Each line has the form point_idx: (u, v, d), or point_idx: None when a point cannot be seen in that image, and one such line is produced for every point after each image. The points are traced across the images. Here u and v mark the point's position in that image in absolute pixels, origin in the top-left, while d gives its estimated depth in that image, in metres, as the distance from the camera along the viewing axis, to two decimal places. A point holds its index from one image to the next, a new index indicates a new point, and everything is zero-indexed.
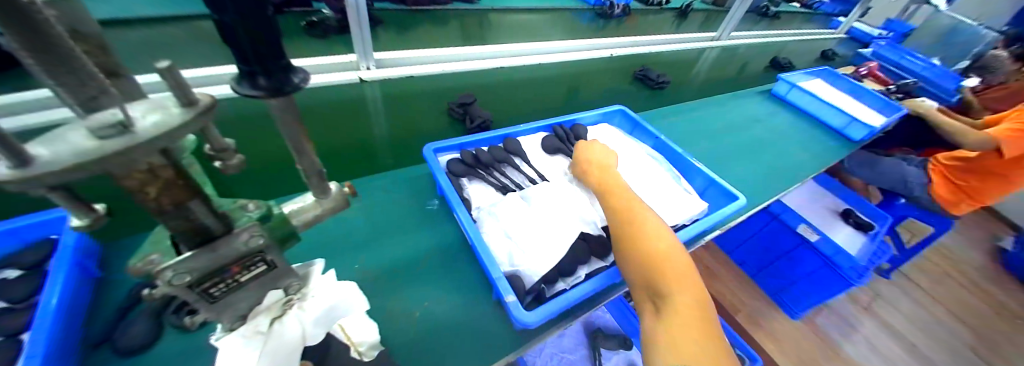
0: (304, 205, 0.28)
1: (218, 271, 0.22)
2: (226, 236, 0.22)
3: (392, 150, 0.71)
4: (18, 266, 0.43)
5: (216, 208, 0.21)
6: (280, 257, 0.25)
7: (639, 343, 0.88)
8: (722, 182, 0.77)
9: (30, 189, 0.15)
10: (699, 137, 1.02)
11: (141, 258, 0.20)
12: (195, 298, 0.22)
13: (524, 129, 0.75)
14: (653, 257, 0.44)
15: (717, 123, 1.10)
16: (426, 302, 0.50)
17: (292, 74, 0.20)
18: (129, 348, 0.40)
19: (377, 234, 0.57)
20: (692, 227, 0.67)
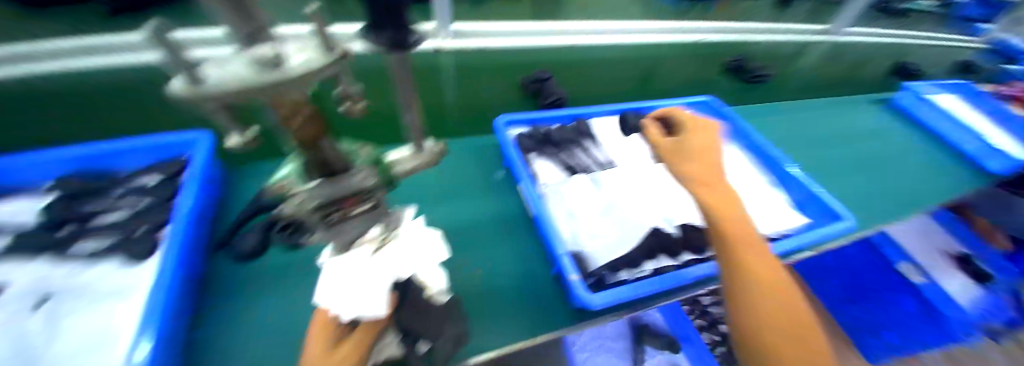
0: (404, 156, 0.28)
1: (336, 202, 0.24)
2: (345, 173, 0.23)
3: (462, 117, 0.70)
4: (163, 174, 0.52)
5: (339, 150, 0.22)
6: (382, 198, 0.28)
7: (688, 350, 0.80)
8: (827, 198, 0.67)
9: (204, 111, 0.15)
10: (797, 144, 0.89)
11: (280, 181, 0.24)
12: (318, 222, 0.25)
13: (600, 111, 0.72)
14: (780, 308, 0.38)
15: (823, 131, 0.95)
16: (481, 267, 0.52)
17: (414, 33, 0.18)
18: (245, 252, 0.49)
19: (444, 196, 0.61)
20: (784, 241, 0.59)
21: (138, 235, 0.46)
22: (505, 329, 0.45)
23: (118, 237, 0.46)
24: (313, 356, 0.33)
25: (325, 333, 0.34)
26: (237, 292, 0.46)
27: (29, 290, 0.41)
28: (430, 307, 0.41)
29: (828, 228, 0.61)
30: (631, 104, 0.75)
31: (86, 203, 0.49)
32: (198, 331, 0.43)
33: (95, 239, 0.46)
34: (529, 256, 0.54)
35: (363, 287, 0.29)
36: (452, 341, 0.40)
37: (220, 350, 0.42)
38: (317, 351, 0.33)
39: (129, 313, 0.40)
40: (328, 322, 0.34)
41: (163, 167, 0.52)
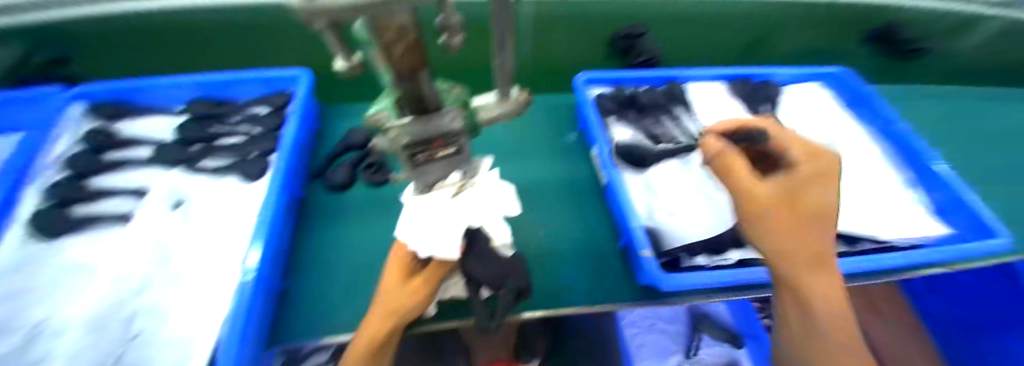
0: (489, 103, 0.26)
1: (426, 142, 0.23)
2: (436, 112, 0.22)
3: (541, 74, 0.66)
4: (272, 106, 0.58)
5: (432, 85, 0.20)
6: (466, 144, 0.26)
7: (750, 347, 0.75)
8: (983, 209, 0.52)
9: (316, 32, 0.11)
10: (949, 139, 0.72)
11: (375, 113, 0.22)
12: (405, 159, 0.24)
13: (698, 74, 0.62)
14: (827, 335, 0.35)
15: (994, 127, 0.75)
16: (543, 228, 0.51)
17: None
18: (336, 184, 0.54)
19: (515, 153, 0.60)
20: (920, 252, 0.47)
21: (251, 157, 0.53)
22: (560, 292, 0.45)
23: (230, 159, 0.54)
24: (391, 284, 0.37)
25: (402, 266, 0.38)
26: (327, 217, 0.53)
27: (180, 191, 0.51)
28: (494, 256, 0.39)
29: (972, 245, 0.48)
30: (738, 69, 0.64)
31: (215, 124, 0.58)
32: (297, 245, 0.50)
33: (214, 158, 0.55)
34: (593, 225, 0.52)
35: (442, 229, 0.31)
36: (514, 294, 0.40)
37: (312, 264, 0.48)
38: (395, 281, 0.37)
39: (247, 221, 0.48)
40: (405, 257, 0.38)
41: (271, 99, 0.59)
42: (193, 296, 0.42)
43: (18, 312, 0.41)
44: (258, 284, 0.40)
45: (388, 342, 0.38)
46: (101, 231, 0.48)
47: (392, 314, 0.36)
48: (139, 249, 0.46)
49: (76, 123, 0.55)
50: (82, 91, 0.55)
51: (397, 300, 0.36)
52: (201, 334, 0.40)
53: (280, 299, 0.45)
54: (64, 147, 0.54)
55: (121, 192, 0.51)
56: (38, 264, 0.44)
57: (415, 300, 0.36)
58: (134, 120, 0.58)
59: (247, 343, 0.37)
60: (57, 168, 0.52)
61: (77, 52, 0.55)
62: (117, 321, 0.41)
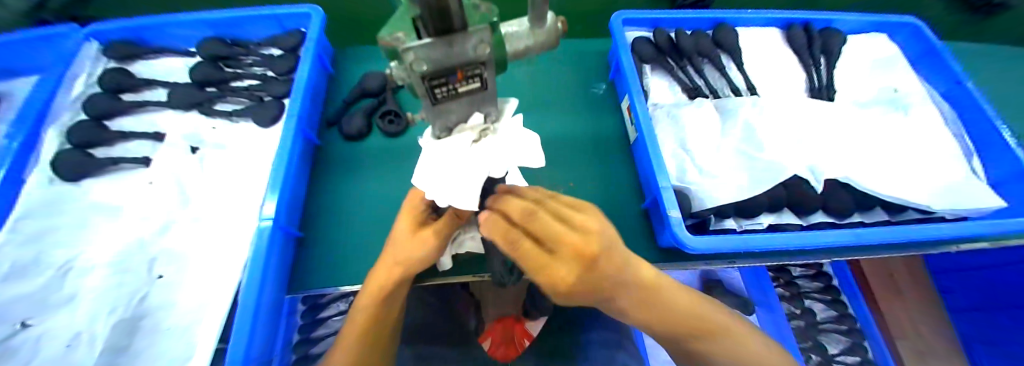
0: (519, 31, 0.23)
1: (447, 71, 0.20)
2: (463, 35, 0.18)
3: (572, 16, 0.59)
4: (283, 48, 0.55)
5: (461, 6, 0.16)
6: (493, 79, 0.23)
7: (763, 317, 0.66)
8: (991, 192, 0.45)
9: None
10: None
11: (390, 34, 0.18)
12: (423, 94, 0.21)
13: (751, 17, 0.55)
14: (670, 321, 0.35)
15: None
16: (562, 186, 0.49)
17: None
18: (352, 133, 0.52)
19: (538, 104, 0.56)
20: (977, 223, 0.43)
21: (267, 101, 0.51)
22: None
23: (246, 103, 0.52)
24: (403, 232, 0.36)
25: (414, 217, 0.36)
26: (339, 169, 0.51)
27: (195, 136, 0.50)
28: None
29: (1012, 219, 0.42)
30: (796, 13, 0.56)
31: (229, 66, 0.55)
32: (311, 194, 0.49)
33: (228, 102, 0.53)
34: (617, 185, 0.49)
35: (460, 178, 0.28)
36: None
37: (327, 214, 0.48)
38: (407, 230, 0.36)
39: (262, 169, 0.47)
40: (418, 207, 0.37)
41: (282, 41, 0.55)
42: (213, 241, 0.43)
43: (45, 251, 0.42)
44: (275, 231, 0.40)
45: (398, 290, 0.37)
46: (123, 173, 0.48)
47: (402, 262, 0.35)
48: (157, 192, 0.46)
49: (94, 63, 0.54)
50: (94, 31, 0.53)
51: (409, 248, 0.35)
52: (224, 277, 0.40)
53: (298, 247, 0.45)
54: (83, 87, 0.53)
55: (139, 134, 0.49)
56: (63, 204, 0.45)
57: (425, 249, 0.35)
58: (149, 61, 0.57)
59: (267, 287, 0.38)
60: (75, 110, 0.51)
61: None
62: (143, 262, 0.42)
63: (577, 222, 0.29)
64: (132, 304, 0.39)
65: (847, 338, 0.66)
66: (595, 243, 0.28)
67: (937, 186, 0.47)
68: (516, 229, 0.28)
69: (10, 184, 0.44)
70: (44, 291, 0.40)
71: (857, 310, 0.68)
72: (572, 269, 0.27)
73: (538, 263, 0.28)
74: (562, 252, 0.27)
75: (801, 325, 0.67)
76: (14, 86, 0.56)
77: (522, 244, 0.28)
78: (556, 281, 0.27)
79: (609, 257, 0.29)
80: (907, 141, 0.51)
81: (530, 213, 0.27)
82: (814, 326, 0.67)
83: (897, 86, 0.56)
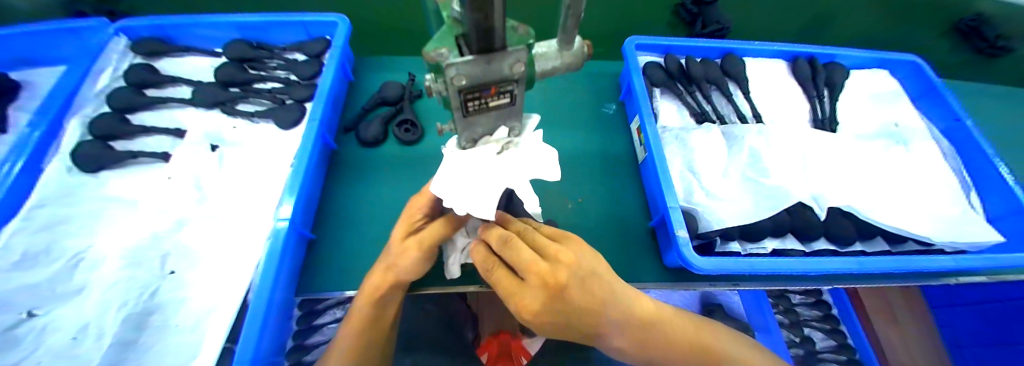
0: (549, 52, 0.24)
1: (482, 85, 0.21)
2: (501, 54, 0.19)
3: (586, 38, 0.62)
4: (307, 54, 0.57)
5: (504, 30, 0.17)
6: (523, 96, 0.24)
7: (762, 339, 0.66)
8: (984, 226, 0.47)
9: None
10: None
11: (435, 49, 0.19)
12: (457, 106, 0.23)
13: (757, 48, 0.58)
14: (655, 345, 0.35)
15: None
16: (572, 200, 0.50)
17: None
18: (368, 138, 0.53)
19: (550, 119, 0.57)
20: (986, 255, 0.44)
21: (288, 104, 0.53)
22: None
23: (267, 105, 0.54)
24: (394, 237, 0.37)
25: (409, 226, 0.37)
26: (353, 172, 0.52)
27: (215, 134, 0.51)
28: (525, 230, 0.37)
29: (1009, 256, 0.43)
30: (802, 47, 0.59)
31: (254, 68, 0.57)
32: (324, 196, 0.50)
33: (250, 103, 0.54)
34: (625, 202, 0.50)
35: (481, 188, 0.29)
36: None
37: (340, 216, 0.49)
38: (399, 238, 0.37)
39: (279, 170, 0.48)
40: (413, 216, 0.37)
41: (307, 46, 0.57)
42: (226, 239, 0.43)
43: (57, 241, 0.42)
44: (290, 232, 0.41)
45: (390, 297, 0.37)
46: (141, 167, 0.49)
47: (391, 268, 0.36)
48: (175, 188, 0.47)
49: (121, 58, 0.56)
50: (123, 26, 0.55)
51: (399, 257, 0.36)
52: (235, 276, 0.41)
53: (308, 248, 0.46)
54: (108, 81, 0.54)
55: (161, 129, 0.51)
56: (79, 195, 0.45)
57: (409, 259, 0.36)
58: (174, 59, 0.58)
59: (278, 287, 0.38)
60: (99, 103, 0.53)
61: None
62: (153, 256, 0.42)
63: (551, 252, 0.30)
64: (140, 299, 0.39)
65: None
66: (563, 273, 0.29)
67: (938, 218, 0.48)
68: (493, 257, 0.31)
69: (28, 173, 0.44)
70: (54, 281, 0.40)
71: (857, 340, 0.67)
72: (538, 298, 0.29)
73: (514, 288, 0.30)
74: (529, 279, 0.29)
75: (800, 353, 0.67)
76: (39, 75, 0.58)
77: (503, 270, 0.31)
78: (522, 306, 0.29)
79: (580, 289, 0.30)
80: (908, 174, 0.52)
81: (504, 243, 0.30)
82: (814, 355, 0.67)
83: (897, 120, 0.58)
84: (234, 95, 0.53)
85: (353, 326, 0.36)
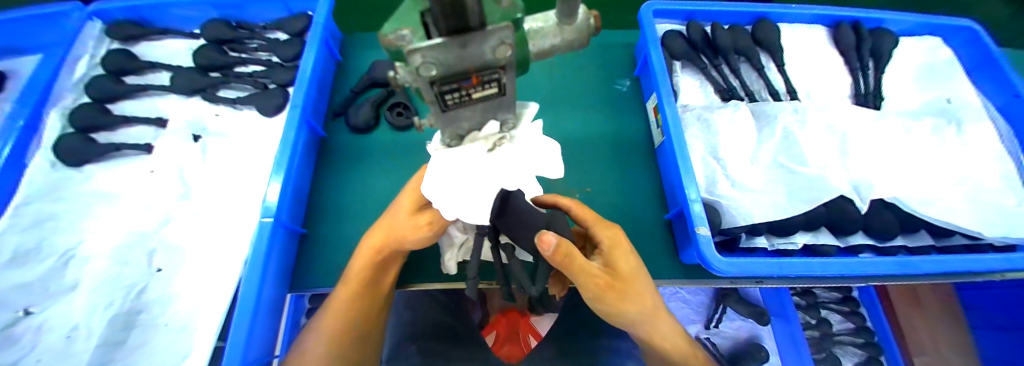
0: (545, 27, 0.19)
1: (460, 75, 0.17)
2: (482, 34, 0.15)
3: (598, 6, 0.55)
4: (289, 32, 0.52)
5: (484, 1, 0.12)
6: (513, 84, 0.19)
7: (778, 325, 0.62)
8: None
9: None
10: None
11: (395, 31, 0.15)
12: (431, 100, 0.18)
13: (795, 12, 0.51)
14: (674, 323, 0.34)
15: None
16: (578, 190, 0.46)
17: None
18: (359, 127, 0.49)
19: (557, 99, 0.52)
20: None
21: (271, 89, 0.49)
22: None
23: (250, 91, 0.50)
24: (401, 210, 0.30)
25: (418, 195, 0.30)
26: (344, 161, 0.49)
27: (198, 124, 0.48)
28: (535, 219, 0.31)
29: None
30: (848, 11, 0.51)
31: (234, 50, 0.53)
32: (314, 189, 0.47)
33: (232, 89, 0.51)
34: (636, 192, 0.46)
35: (471, 189, 0.25)
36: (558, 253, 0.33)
37: (332, 209, 0.46)
38: (410, 209, 0.30)
39: (265, 161, 0.45)
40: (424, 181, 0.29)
41: (288, 24, 0.52)
42: (212, 236, 0.41)
43: (47, 237, 0.41)
44: (276, 228, 0.38)
45: (389, 267, 0.33)
46: (124, 159, 0.46)
47: (397, 243, 0.30)
48: (158, 182, 0.44)
49: (97, 45, 0.52)
50: (97, 9, 0.51)
51: (410, 231, 0.29)
52: (224, 274, 0.39)
53: (300, 244, 0.44)
54: (86, 69, 0.51)
55: (142, 119, 0.48)
56: (64, 190, 0.44)
57: (423, 236, 0.30)
58: (152, 43, 0.54)
59: (267, 286, 0.36)
60: (78, 93, 0.50)
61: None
62: (140, 255, 0.41)
63: None
64: (127, 299, 0.38)
65: (864, 351, 0.62)
66: None
67: (997, 207, 0.42)
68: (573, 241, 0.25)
69: (11, 166, 0.43)
70: (46, 279, 0.39)
71: (877, 324, 0.64)
72: None
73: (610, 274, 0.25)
74: None
75: (816, 335, 0.64)
76: (21, 64, 0.56)
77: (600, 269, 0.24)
78: None
79: None
80: (963, 157, 0.46)
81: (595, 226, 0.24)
82: (830, 336, 0.64)
83: (956, 94, 0.50)
84: (215, 81, 0.49)
85: (349, 293, 0.32)
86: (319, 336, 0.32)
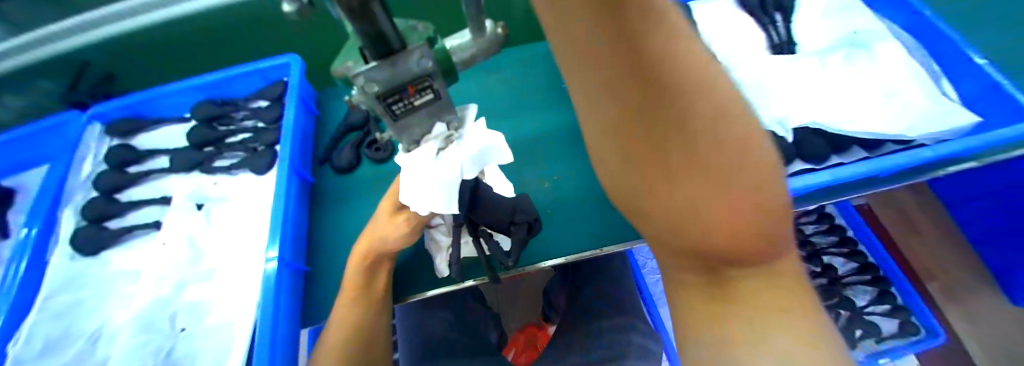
0: (463, 43, 0.25)
1: (399, 88, 0.22)
2: (404, 52, 0.20)
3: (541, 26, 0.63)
4: (270, 98, 0.59)
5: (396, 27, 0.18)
6: (445, 89, 0.25)
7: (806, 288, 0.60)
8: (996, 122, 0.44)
9: None
10: None
11: (343, 64, 0.21)
12: (383, 112, 0.24)
13: None
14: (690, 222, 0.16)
15: None
16: (547, 180, 0.51)
17: None
18: (345, 166, 0.55)
19: (514, 107, 0.58)
20: (982, 137, 0.41)
21: (260, 150, 0.54)
22: (569, 240, 0.45)
23: (241, 156, 0.56)
24: (382, 214, 0.37)
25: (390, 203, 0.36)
26: (335, 199, 0.54)
27: (199, 193, 0.53)
28: (499, 202, 0.36)
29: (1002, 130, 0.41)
30: None
31: (223, 124, 0.59)
32: (313, 229, 0.51)
33: (226, 158, 0.56)
34: None
35: (434, 188, 0.30)
36: (526, 229, 0.39)
37: (331, 244, 0.50)
38: (386, 211, 0.37)
39: (264, 214, 0.50)
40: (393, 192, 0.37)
41: (267, 92, 0.59)
42: (226, 289, 0.45)
43: (74, 324, 0.45)
44: (283, 268, 0.43)
45: (377, 272, 0.38)
46: (136, 239, 0.51)
47: (380, 245, 0.37)
48: (170, 251, 0.48)
49: (99, 143, 0.57)
50: (95, 112, 0.57)
51: (386, 230, 0.36)
52: (241, 320, 0.43)
53: (307, 280, 0.47)
54: (91, 166, 0.56)
55: (148, 200, 0.53)
56: (85, 278, 0.48)
57: (402, 233, 0.36)
58: (148, 134, 0.60)
59: (282, 322, 0.40)
60: (87, 189, 0.55)
61: (71, 87, 0.59)
62: (162, 320, 0.44)
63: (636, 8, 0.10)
64: (157, 360, 0.42)
65: (874, 287, 0.64)
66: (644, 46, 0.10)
67: (915, 115, 0.47)
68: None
69: (35, 266, 0.47)
70: (78, 361, 0.43)
71: (879, 259, 0.65)
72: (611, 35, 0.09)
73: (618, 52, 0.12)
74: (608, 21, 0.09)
75: (825, 282, 0.66)
76: (30, 178, 0.61)
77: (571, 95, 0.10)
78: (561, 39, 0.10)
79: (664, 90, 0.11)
80: (871, 80, 0.52)
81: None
82: (838, 281, 0.66)
83: (856, 27, 0.57)
84: (209, 155, 0.55)
85: (346, 303, 0.36)
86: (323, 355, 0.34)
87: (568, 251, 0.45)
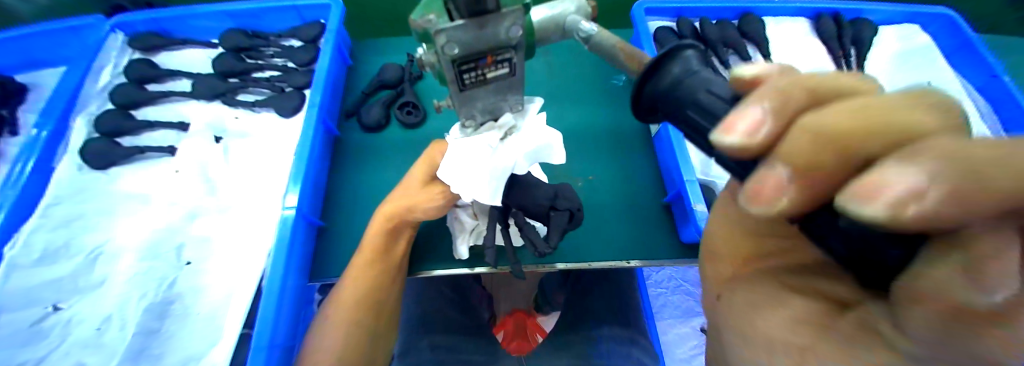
0: (548, 21, 0.22)
1: (478, 56, 0.19)
2: (496, 15, 0.18)
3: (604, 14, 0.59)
4: (303, 39, 0.55)
5: None
6: (522, 65, 0.22)
7: None
8: None
9: None
10: None
11: (423, 16, 0.18)
12: (452, 79, 0.21)
13: (777, 6, 0.55)
14: None
15: None
16: (580, 179, 0.48)
17: (672, 67, 0.15)
18: (375, 123, 0.52)
19: (558, 95, 0.55)
20: None
21: (288, 92, 0.52)
22: (595, 246, 0.43)
23: (267, 94, 0.53)
24: (413, 182, 0.35)
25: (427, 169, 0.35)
26: (357, 158, 0.51)
27: (218, 125, 0.51)
28: (539, 184, 0.34)
29: None
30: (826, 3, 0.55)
31: (250, 57, 0.56)
32: (331, 184, 0.49)
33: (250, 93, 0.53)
34: (636, 179, 0.48)
35: (481, 176, 0.27)
36: (568, 217, 0.33)
37: (347, 204, 0.48)
38: (419, 179, 0.35)
39: (283, 160, 0.48)
40: (434, 160, 0.34)
41: (302, 32, 0.55)
42: (236, 229, 0.44)
43: (75, 237, 0.44)
44: (299, 220, 0.41)
45: (400, 237, 0.36)
46: (149, 161, 0.49)
47: (408, 212, 0.35)
48: (183, 181, 0.47)
49: (119, 54, 0.55)
50: (119, 21, 0.54)
51: (418, 198, 0.34)
52: (248, 265, 0.41)
53: (318, 236, 0.45)
54: (109, 77, 0.53)
55: (164, 123, 0.50)
56: (90, 191, 0.46)
57: (434, 205, 0.34)
58: (171, 52, 0.57)
59: (292, 276, 0.39)
60: (102, 100, 0.52)
61: None
62: (168, 250, 0.43)
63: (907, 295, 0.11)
64: (159, 290, 0.41)
65: None
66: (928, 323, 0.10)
67: None
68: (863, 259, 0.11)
69: (40, 173, 0.46)
70: (75, 275, 0.42)
71: None
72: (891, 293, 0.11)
73: None
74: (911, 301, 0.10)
75: None
76: (42, 76, 0.58)
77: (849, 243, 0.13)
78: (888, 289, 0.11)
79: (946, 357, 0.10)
80: None
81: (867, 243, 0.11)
82: None
83: (932, 78, 0.53)
84: (234, 85, 0.52)
85: (362, 271, 0.35)
86: (336, 315, 0.33)
87: (594, 256, 0.42)
